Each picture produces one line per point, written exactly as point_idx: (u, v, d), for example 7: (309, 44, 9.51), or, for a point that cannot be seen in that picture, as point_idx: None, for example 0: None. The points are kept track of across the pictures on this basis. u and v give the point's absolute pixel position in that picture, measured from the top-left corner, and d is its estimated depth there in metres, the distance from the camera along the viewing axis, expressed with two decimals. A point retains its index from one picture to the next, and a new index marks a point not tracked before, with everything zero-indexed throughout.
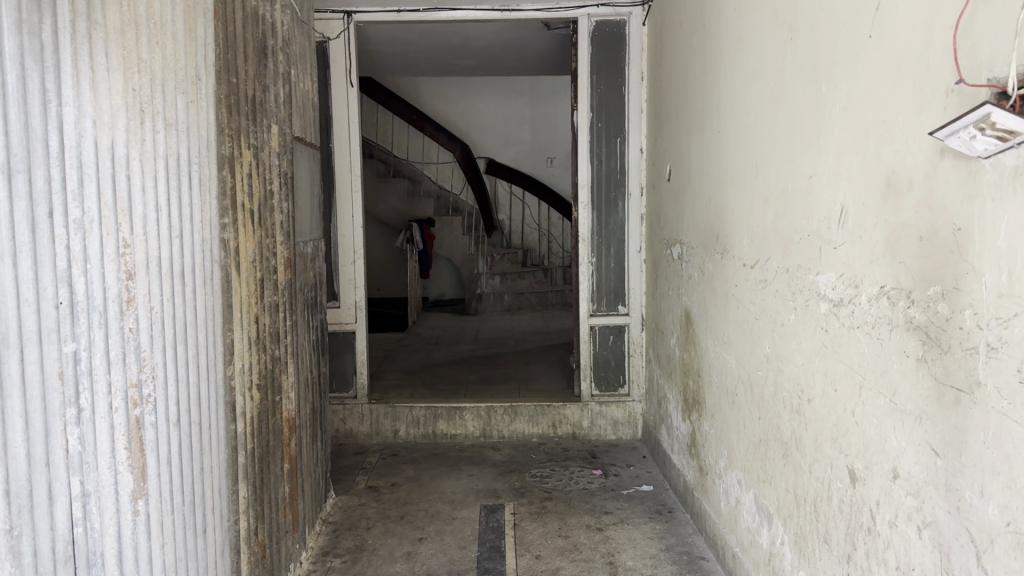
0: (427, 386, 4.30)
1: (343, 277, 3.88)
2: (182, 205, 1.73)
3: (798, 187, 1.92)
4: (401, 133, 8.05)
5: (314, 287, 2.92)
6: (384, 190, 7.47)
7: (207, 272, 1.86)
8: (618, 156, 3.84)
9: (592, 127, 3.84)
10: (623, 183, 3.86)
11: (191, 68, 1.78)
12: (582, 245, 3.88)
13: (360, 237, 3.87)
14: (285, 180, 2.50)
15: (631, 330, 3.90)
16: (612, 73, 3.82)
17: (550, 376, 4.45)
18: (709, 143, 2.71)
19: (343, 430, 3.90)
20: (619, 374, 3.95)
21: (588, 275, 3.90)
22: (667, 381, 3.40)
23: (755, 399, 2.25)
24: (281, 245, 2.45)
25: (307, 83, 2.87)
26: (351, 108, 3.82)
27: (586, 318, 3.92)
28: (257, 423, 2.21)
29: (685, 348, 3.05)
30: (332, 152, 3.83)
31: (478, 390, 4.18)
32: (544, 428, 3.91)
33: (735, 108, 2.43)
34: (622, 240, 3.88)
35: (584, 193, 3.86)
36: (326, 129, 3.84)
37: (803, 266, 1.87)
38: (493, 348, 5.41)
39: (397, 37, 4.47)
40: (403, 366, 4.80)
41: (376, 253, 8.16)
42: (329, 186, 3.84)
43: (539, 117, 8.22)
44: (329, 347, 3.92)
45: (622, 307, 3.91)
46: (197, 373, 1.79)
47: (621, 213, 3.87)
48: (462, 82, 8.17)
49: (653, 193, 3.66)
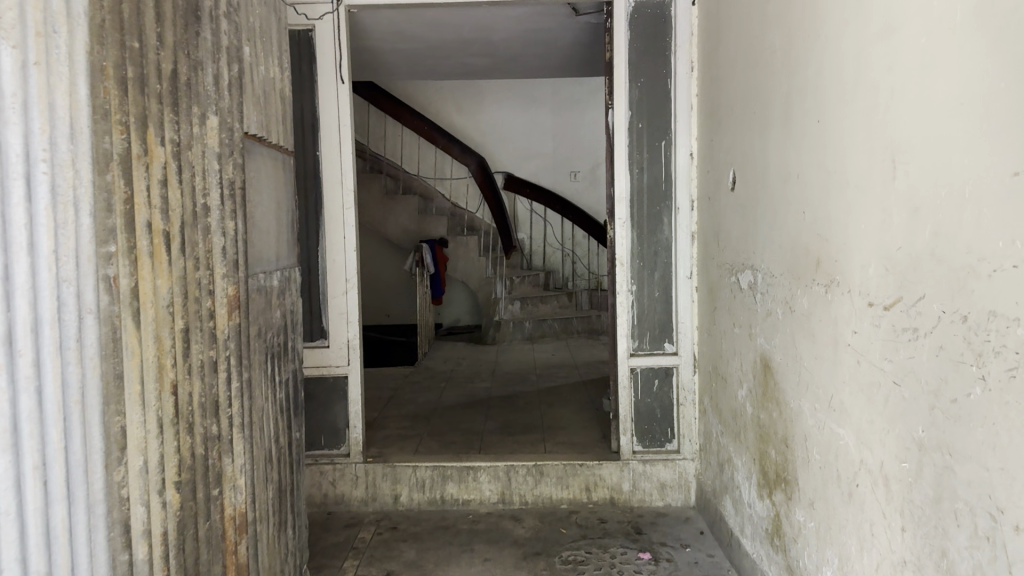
0: (435, 437, 3.61)
1: (333, 311, 3.21)
2: (8, 226, 1.08)
3: (984, 191, 1.24)
4: (412, 147, 7.50)
5: (281, 330, 2.26)
6: (394, 207, 6.60)
7: (68, 331, 1.20)
8: (663, 162, 3.17)
9: (632, 128, 3.18)
10: (670, 195, 3.18)
11: (36, 9, 1.13)
12: (620, 271, 3.20)
13: (354, 262, 3.21)
14: (231, 194, 1.84)
15: (681, 373, 3.19)
16: (655, 62, 3.15)
17: (581, 424, 3.75)
18: (799, 139, 2.03)
19: (333, 496, 3.23)
20: (666, 427, 3.24)
21: (628, 306, 3.21)
22: (733, 442, 2.69)
23: (894, 501, 1.56)
24: (224, 279, 1.79)
25: (272, 67, 2.22)
26: (343, 108, 3.17)
27: (626, 358, 3.21)
28: (177, 537, 1.55)
29: (764, 408, 2.36)
30: (320, 161, 3.18)
31: (496, 443, 3.49)
32: (576, 492, 3.21)
33: (848, 86, 1.75)
34: (669, 264, 3.20)
35: (623, 208, 3.19)
36: (312, 135, 3.19)
37: (1001, 315, 1.20)
38: (512, 385, 4.72)
39: (398, 29, 3.84)
40: (408, 410, 4.12)
41: (386, 276, 7.52)
42: (316, 203, 3.20)
43: (560, 127, 7.58)
44: (317, 394, 3.25)
45: (669, 345, 3.21)
46: (44, 496, 1.13)
47: (667, 230, 3.19)
48: (476, 90, 7.57)
49: (708, 207, 2.98)
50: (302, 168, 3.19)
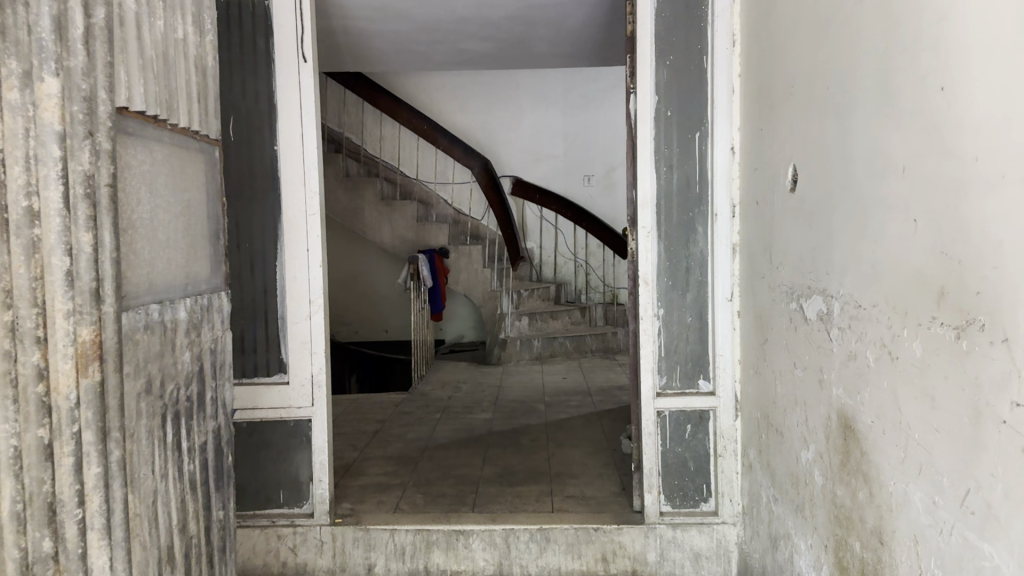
0: (420, 486, 3.03)
1: (293, 341, 2.63)
2: None
3: None
4: (411, 148, 6.93)
5: (192, 378, 1.68)
6: (391, 214, 5.99)
7: None
8: (697, 158, 2.58)
9: (660, 116, 2.59)
10: (706, 199, 2.58)
11: None
12: (644, 291, 2.60)
13: (320, 280, 2.62)
14: (89, 192, 1.27)
15: (719, 418, 2.58)
16: (688, 36, 2.56)
17: (595, 471, 3.15)
18: (905, 116, 1.44)
19: (294, 565, 2.65)
20: (701, 483, 2.63)
21: (655, 335, 2.61)
22: (794, 516, 2.08)
23: None
24: (72, 321, 1.23)
25: (180, 23, 1.65)
26: (306, 94, 2.59)
27: (652, 400, 2.61)
28: None
29: (842, 482, 1.76)
30: (278, 156, 2.61)
31: (493, 496, 2.90)
32: (589, 564, 2.62)
33: (1002, 29, 1.16)
34: (704, 283, 2.60)
35: (647, 215, 2.60)
36: (269, 125, 2.62)
37: None
38: (515, 416, 4.13)
39: (380, 4, 3.27)
40: (395, 450, 3.53)
41: (383, 289, 6.96)
42: (272, 208, 2.62)
43: (573, 127, 6.99)
44: (275, 441, 2.67)
45: (705, 383, 2.61)
46: None
47: (701, 242, 2.60)
48: (482, 88, 7.00)
49: (755, 214, 2.38)
50: (257, 166, 2.62)
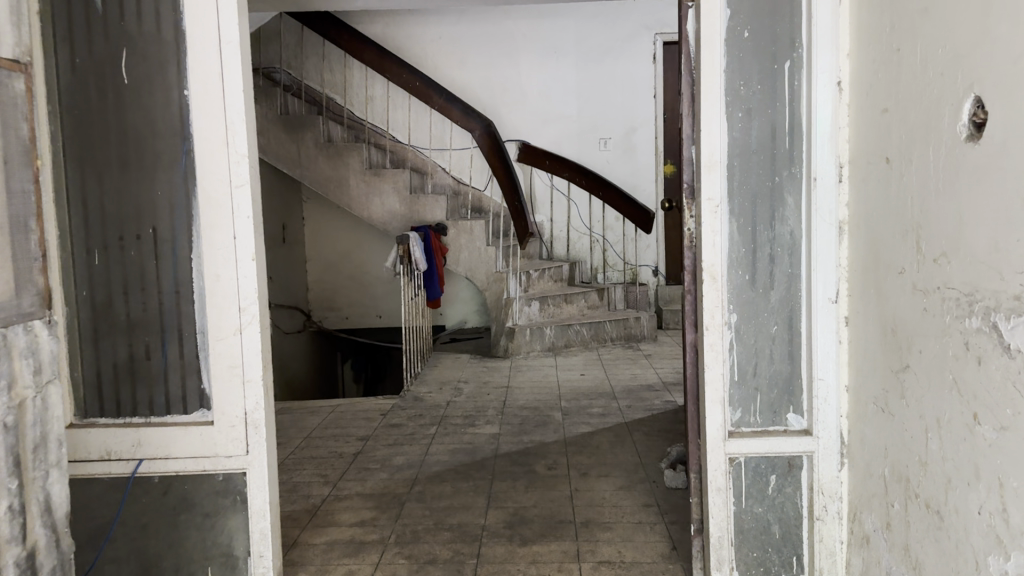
0: (403, 544, 2.30)
1: (218, 366, 1.88)
2: None
3: None
4: (403, 110, 6.13)
5: None
6: (378, 185, 5.20)
7: None
8: (786, 98, 1.81)
9: (734, 41, 1.80)
10: (799, 158, 1.82)
11: None
12: (711, 289, 1.84)
13: (252, 278, 1.86)
14: None
15: (817, 467, 1.83)
16: None
17: (631, 518, 2.42)
18: None
19: None
20: (789, 557, 1.90)
21: (726, 352, 1.86)
22: None
23: None
24: None
25: None
26: (226, 14, 1.80)
27: (721, 443, 1.87)
28: None
29: None
30: (189, 103, 1.83)
31: (500, 563, 2.16)
32: None
33: None
34: (795, 277, 1.84)
35: (716, 181, 1.82)
36: (177, 60, 1.84)
37: None
38: (526, 429, 3.40)
39: None
40: (374, 483, 2.79)
41: (375, 271, 6.21)
42: (183, 180, 1.86)
43: (586, 83, 6.19)
44: (198, 502, 1.93)
45: (795, 418, 1.87)
46: None
47: (791, 220, 1.83)
48: (481, 39, 6.17)
49: (884, 175, 1.60)
50: (161, 119, 1.85)
